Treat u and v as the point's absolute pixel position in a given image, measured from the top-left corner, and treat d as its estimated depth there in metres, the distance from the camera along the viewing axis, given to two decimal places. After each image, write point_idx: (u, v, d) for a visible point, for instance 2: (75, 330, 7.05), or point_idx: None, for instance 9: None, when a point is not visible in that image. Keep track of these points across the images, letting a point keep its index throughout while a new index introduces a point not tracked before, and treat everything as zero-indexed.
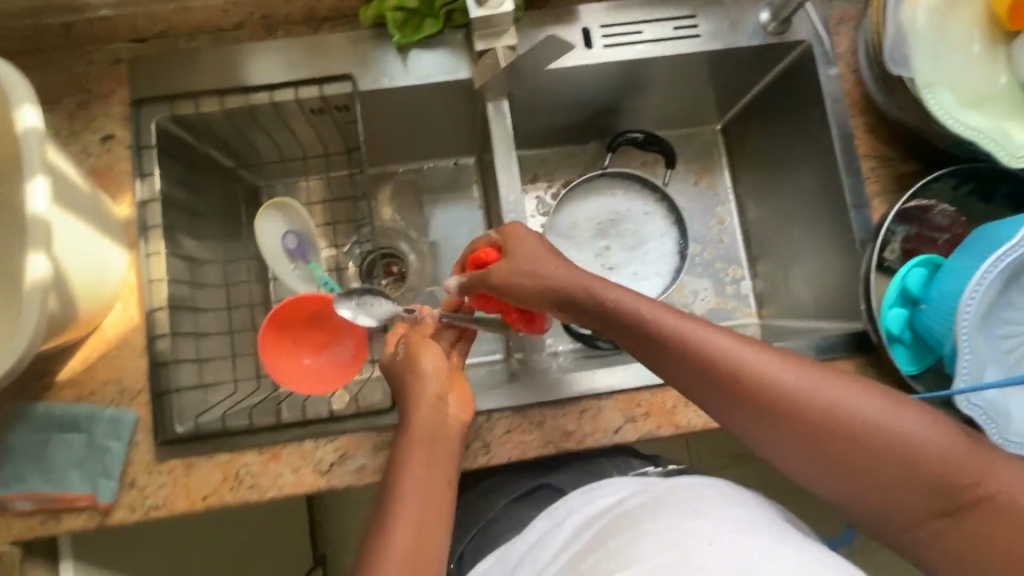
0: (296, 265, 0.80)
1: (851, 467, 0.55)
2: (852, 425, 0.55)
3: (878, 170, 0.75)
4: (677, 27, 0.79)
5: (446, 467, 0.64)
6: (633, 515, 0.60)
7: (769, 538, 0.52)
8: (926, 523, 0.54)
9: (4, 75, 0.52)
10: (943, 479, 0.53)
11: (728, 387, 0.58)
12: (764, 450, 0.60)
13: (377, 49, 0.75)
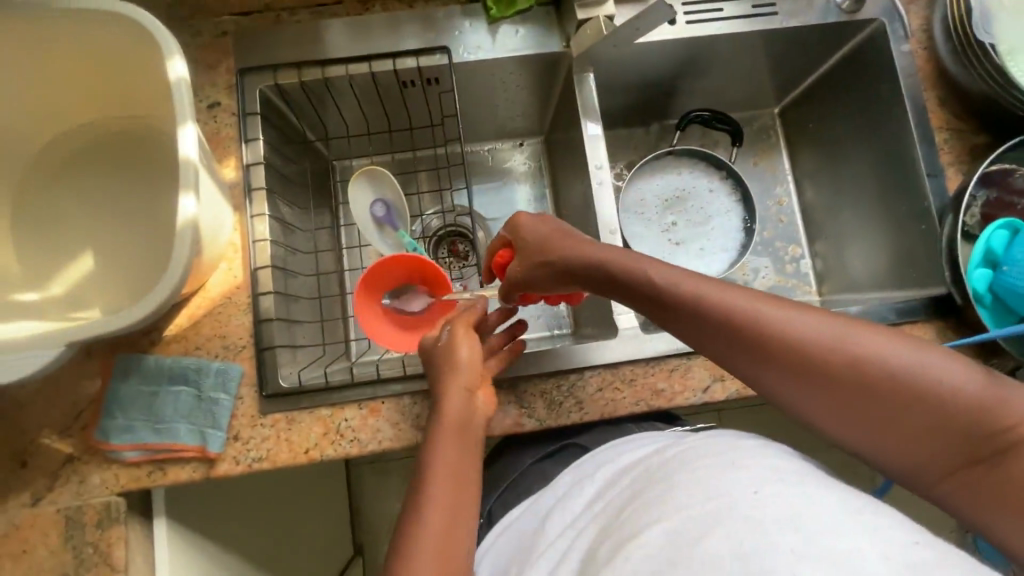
0: (385, 233, 0.83)
1: (881, 414, 0.47)
2: (882, 373, 0.47)
3: (951, 141, 0.78)
4: (755, 6, 0.83)
5: (472, 454, 0.60)
6: (667, 467, 0.54)
7: (820, 486, 0.45)
8: (962, 473, 0.46)
9: (158, 32, 0.56)
10: (979, 426, 0.45)
11: (739, 335, 0.52)
12: (780, 399, 0.53)
13: (472, 22, 0.79)
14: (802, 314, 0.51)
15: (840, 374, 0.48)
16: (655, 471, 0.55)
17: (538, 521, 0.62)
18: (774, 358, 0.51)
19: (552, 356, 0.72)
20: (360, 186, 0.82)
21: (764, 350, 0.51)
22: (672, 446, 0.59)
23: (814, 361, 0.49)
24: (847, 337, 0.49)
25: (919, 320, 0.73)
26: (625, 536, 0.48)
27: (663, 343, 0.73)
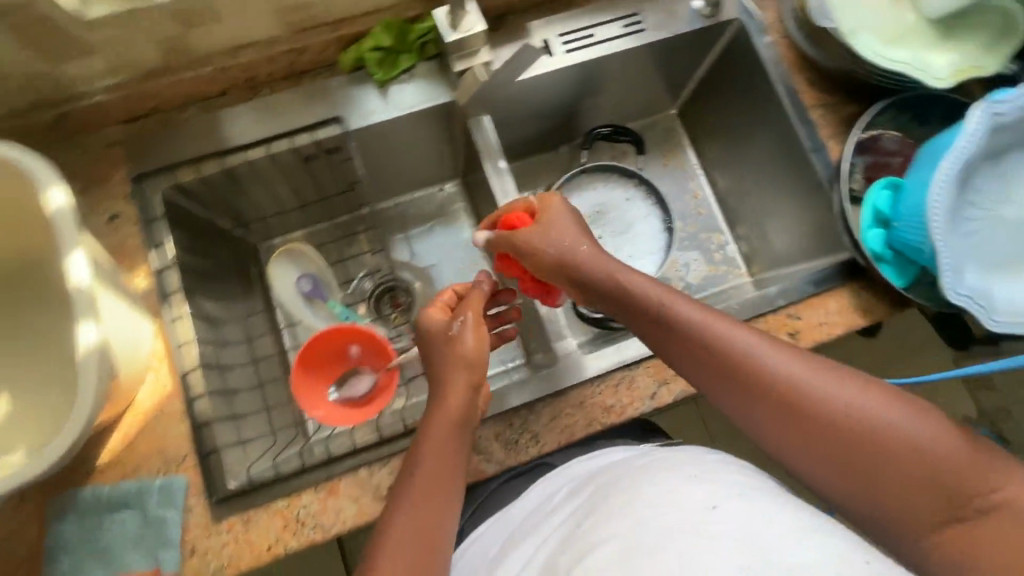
0: (316, 306, 0.83)
1: (865, 463, 0.55)
2: (872, 428, 0.55)
3: (826, 116, 0.84)
4: (626, 25, 0.87)
5: (459, 455, 0.61)
6: (625, 476, 0.58)
7: (770, 500, 0.50)
8: (941, 528, 0.53)
9: (30, 165, 0.55)
10: (953, 486, 0.53)
11: (730, 378, 0.60)
12: (761, 439, 0.61)
13: (360, 90, 0.79)
14: (790, 360, 0.59)
15: (813, 419, 0.57)
16: (618, 478, 0.58)
17: (503, 538, 0.64)
18: (760, 399, 0.59)
19: (500, 395, 0.73)
20: (284, 264, 0.82)
21: (752, 392, 0.59)
22: (636, 455, 0.64)
23: (795, 403, 0.57)
24: (827, 386, 0.57)
25: (833, 286, 0.78)
26: (584, 547, 0.52)
27: (604, 359, 0.75)
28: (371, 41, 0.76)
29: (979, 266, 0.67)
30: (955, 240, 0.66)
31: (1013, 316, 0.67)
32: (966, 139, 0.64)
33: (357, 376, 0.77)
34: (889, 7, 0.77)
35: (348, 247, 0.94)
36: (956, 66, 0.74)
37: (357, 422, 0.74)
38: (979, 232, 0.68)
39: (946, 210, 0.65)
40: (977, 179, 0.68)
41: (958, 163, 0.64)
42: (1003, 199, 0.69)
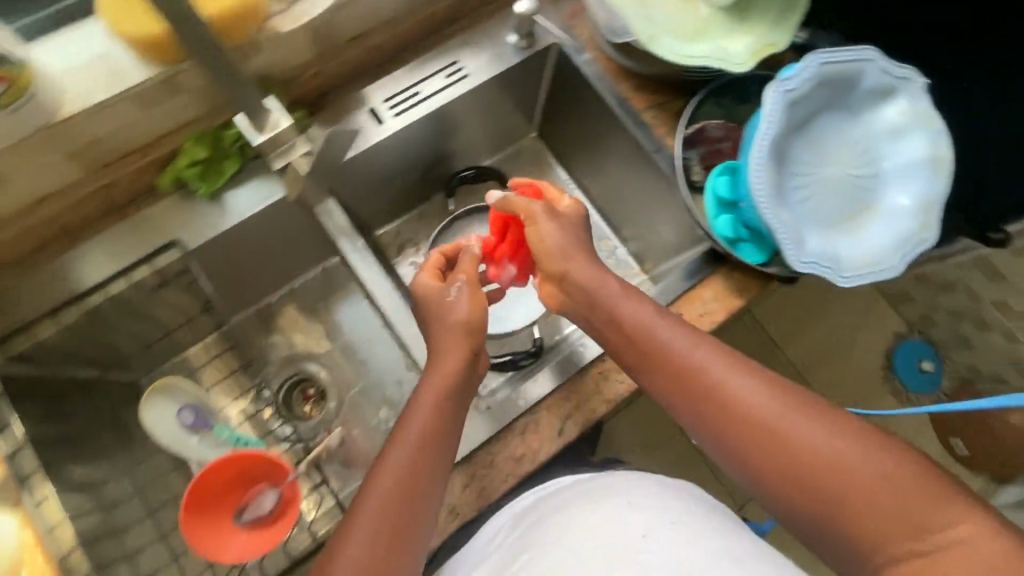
0: (201, 435, 0.78)
1: (828, 482, 0.56)
2: (840, 452, 0.57)
3: (657, 116, 0.86)
4: (447, 75, 0.86)
5: (448, 438, 0.63)
6: (572, 501, 0.61)
7: (699, 529, 0.55)
8: (900, 560, 0.52)
9: None
10: (914, 518, 0.53)
11: (700, 401, 0.64)
12: (731, 459, 0.63)
13: (189, 208, 0.76)
14: (761, 386, 0.62)
15: (777, 443, 0.59)
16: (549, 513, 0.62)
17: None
18: (729, 421, 0.62)
19: None
20: (158, 404, 0.76)
21: (721, 414, 0.63)
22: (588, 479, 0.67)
23: (759, 426, 0.61)
24: (797, 415, 0.60)
25: (705, 276, 0.80)
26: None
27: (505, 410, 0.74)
28: (184, 158, 0.73)
29: (813, 230, 0.72)
30: (787, 212, 0.70)
31: (860, 268, 0.71)
32: (770, 121, 0.68)
33: (257, 495, 0.72)
34: (682, 6, 0.79)
35: (266, 351, 0.98)
36: (754, 47, 0.77)
37: (270, 547, 0.70)
38: (807, 197, 0.73)
39: (771, 188, 0.69)
40: (793, 150, 0.73)
41: (767, 144, 0.68)
42: (819, 161, 0.74)
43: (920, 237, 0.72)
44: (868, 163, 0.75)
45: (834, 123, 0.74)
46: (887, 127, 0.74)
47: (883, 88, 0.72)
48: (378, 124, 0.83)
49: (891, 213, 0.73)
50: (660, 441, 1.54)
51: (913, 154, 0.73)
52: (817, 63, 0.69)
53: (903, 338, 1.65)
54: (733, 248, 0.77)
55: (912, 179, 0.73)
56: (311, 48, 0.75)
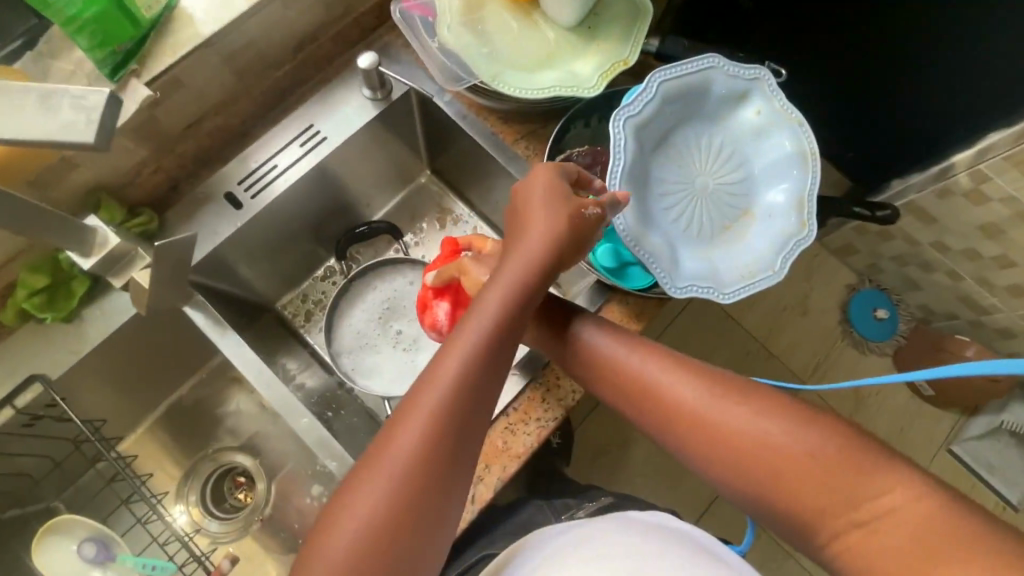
0: (106, 569, 0.74)
1: (761, 470, 0.58)
2: (769, 439, 0.58)
3: (529, 147, 0.83)
4: (302, 143, 0.82)
5: (432, 448, 0.50)
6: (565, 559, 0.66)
7: (652, 546, 0.67)
8: (844, 533, 0.55)
9: None
10: (846, 492, 0.55)
11: (644, 404, 0.65)
12: (685, 459, 0.64)
13: (45, 337, 0.72)
14: (699, 381, 0.63)
15: (720, 437, 0.60)
16: (548, 561, 0.68)
17: None
18: (673, 422, 0.63)
19: None
20: (53, 543, 0.73)
21: (665, 414, 0.63)
22: (581, 534, 0.70)
23: (701, 422, 0.61)
24: (737, 405, 0.61)
25: (601, 305, 0.78)
26: None
27: None
28: (21, 291, 0.69)
29: (690, 248, 0.70)
30: (658, 236, 0.69)
31: (745, 277, 0.69)
32: (614, 153, 0.67)
33: None
34: (524, 35, 0.76)
35: (201, 440, 0.99)
36: (604, 67, 0.75)
37: None
38: (680, 214, 0.71)
39: (632, 217, 0.68)
40: (655, 172, 0.71)
41: (618, 177, 0.68)
42: (685, 177, 0.72)
43: (805, 233, 0.68)
44: (738, 167, 0.73)
45: (694, 136, 0.72)
46: (749, 129, 0.72)
47: (733, 92, 0.70)
48: (237, 209, 0.79)
49: (770, 214, 0.71)
50: (631, 442, 1.53)
51: (780, 150, 0.70)
52: (655, 85, 0.68)
53: (858, 290, 1.59)
54: (615, 276, 0.77)
55: (785, 176, 0.70)
56: (140, 147, 0.71)
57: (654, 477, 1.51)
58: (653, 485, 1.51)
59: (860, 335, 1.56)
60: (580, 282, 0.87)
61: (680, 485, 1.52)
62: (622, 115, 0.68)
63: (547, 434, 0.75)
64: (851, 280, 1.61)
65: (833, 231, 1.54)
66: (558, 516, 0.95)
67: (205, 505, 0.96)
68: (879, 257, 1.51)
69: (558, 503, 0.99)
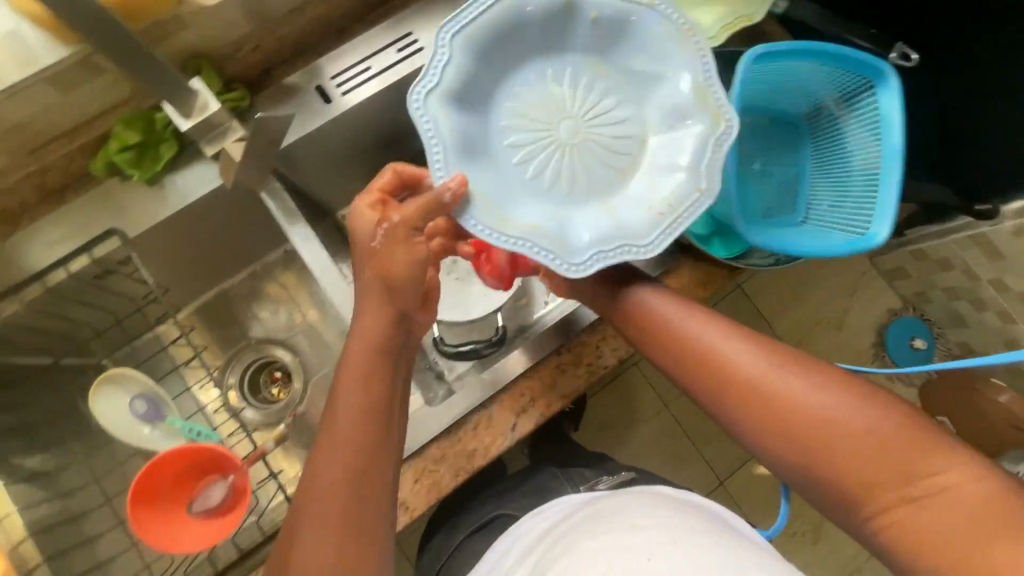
0: (155, 427, 0.77)
1: (801, 436, 0.53)
2: (809, 405, 0.54)
3: None
4: (399, 49, 0.80)
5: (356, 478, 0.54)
6: (595, 527, 0.66)
7: (687, 521, 0.65)
8: (890, 504, 0.50)
9: None
10: (896, 457, 0.51)
11: (683, 358, 0.60)
12: (722, 420, 0.59)
13: (128, 194, 0.73)
14: (749, 342, 0.58)
15: (762, 405, 0.55)
16: (578, 530, 0.67)
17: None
18: (716, 384, 0.58)
19: None
20: (107, 395, 0.76)
21: (704, 370, 0.58)
22: (614, 507, 0.69)
23: (747, 387, 0.56)
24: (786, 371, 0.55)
25: (670, 267, 0.77)
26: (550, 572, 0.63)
27: (454, 407, 0.72)
28: (115, 143, 0.69)
29: (583, 215, 0.62)
30: (536, 215, 0.60)
31: (662, 201, 0.60)
32: (428, 144, 0.57)
33: (206, 488, 0.72)
34: None
35: (240, 331, 1.00)
36: (727, 20, 0.71)
37: (222, 535, 0.70)
38: (551, 171, 0.63)
39: (489, 204, 0.58)
40: (498, 138, 0.63)
41: (443, 166, 0.58)
42: (539, 126, 0.64)
43: (720, 127, 0.60)
44: (573, 104, 0.65)
45: (533, 75, 0.65)
46: (588, 43, 0.65)
47: (542, 16, 0.62)
48: (326, 104, 0.78)
49: (668, 118, 0.62)
50: (642, 419, 1.54)
51: (632, 66, 0.64)
52: (455, 48, 0.59)
53: (897, 316, 1.56)
54: (705, 246, 0.73)
55: (644, 88, 0.64)
56: (245, 21, 0.70)
57: (658, 456, 1.53)
58: (655, 464, 1.53)
59: (892, 360, 1.53)
60: None
61: (681, 470, 1.53)
62: (426, 93, 0.58)
63: (596, 383, 0.75)
64: (894, 306, 1.57)
65: (889, 251, 1.50)
66: (566, 485, 0.93)
67: (240, 390, 0.96)
68: (929, 286, 1.47)
69: (569, 473, 0.97)
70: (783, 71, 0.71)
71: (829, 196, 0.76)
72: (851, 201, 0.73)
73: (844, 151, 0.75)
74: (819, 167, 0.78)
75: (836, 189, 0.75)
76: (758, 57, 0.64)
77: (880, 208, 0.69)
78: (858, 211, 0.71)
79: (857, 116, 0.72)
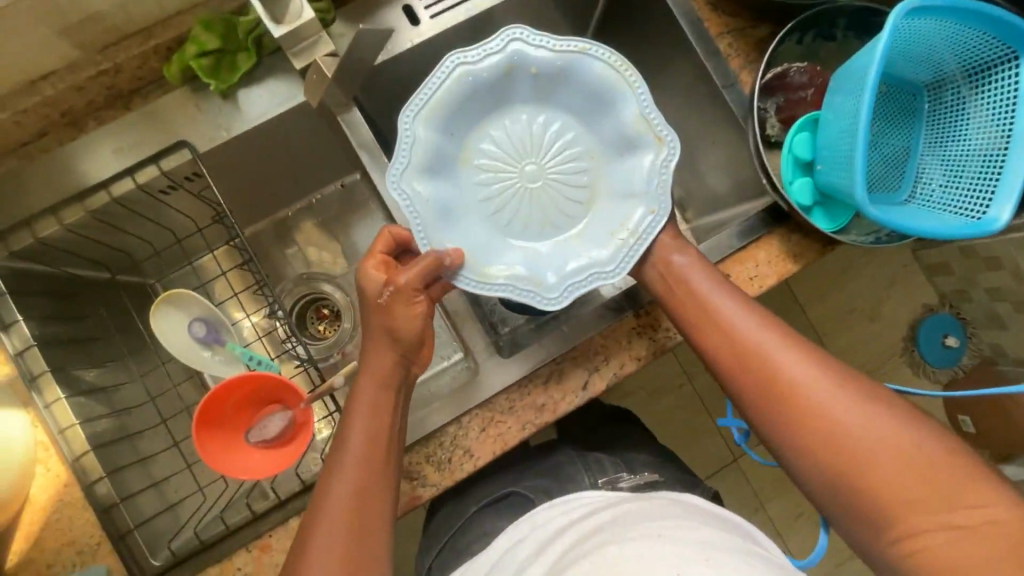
0: (215, 352, 0.75)
1: (847, 460, 0.58)
2: (856, 432, 0.59)
3: (735, 45, 0.75)
4: None
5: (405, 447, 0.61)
6: (619, 527, 0.60)
7: (722, 538, 0.58)
8: (922, 535, 0.54)
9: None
10: (936, 492, 0.55)
11: (745, 374, 0.64)
12: (768, 434, 0.64)
13: (201, 106, 0.69)
14: (814, 365, 0.62)
15: (819, 424, 0.60)
16: (599, 530, 0.62)
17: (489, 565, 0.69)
18: (777, 396, 0.62)
19: (420, 420, 0.69)
20: (168, 315, 0.73)
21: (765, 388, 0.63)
22: (638, 509, 0.63)
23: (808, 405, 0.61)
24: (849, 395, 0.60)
25: (760, 236, 0.73)
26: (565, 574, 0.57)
27: (529, 356, 0.70)
28: (194, 46, 0.64)
29: (557, 251, 0.68)
30: (520, 261, 0.66)
31: (632, 230, 0.65)
32: (410, 219, 0.63)
33: (264, 419, 0.71)
34: None
35: (291, 264, 0.96)
36: None
37: (282, 466, 0.69)
38: (523, 213, 0.69)
39: (471, 263, 0.64)
40: (471, 194, 0.69)
41: (423, 235, 0.63)
42: (507, 170, 0.70)
43: (662, 152, 0.65)
44: (541, 142, 0.70)
45: (488, 128, 0.69)
46: (528, 92, 0.69)
47: (489, 77, 0.66)
48: (414, 26, 0.73)
49: (618, 151, 0.68)
50: (663, 391, 1.53)
51: (578, 104, 0.69)
52: (419, 128, 0.64)
53: (932, 312, 1.52)
54: (806, 216, 0.70)
55: (594, 122, 0.69)
56: None
57: (676, 429, 1.53)
58: (674, 437, 1.53)
59: (921, 356, 1.50)
60: (748, 207, 0.80)
61: (698, 445, 1.53)
62: (402, 172, 0.63)
63: (673, 348, 0.72)
64: (931, 301, 1.54)
65: (937, 244, 1.45)
66: (584, 474, 0.82)
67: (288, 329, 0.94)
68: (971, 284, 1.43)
69: (588, 461, 0.85)
70: (916, 35, 0.65)
71: (939, 174, 0.71)
72: (964, 182, 0.68)
73: (962, 128, 0.70)
74: (930, 142, 0.73)
75: (948, 168, 0.70)
76: (910, 11, 0.59)
77: (1001, 187, 0.64)
78: (972, 192, 0.67)
79: (982, 92, 0.67)
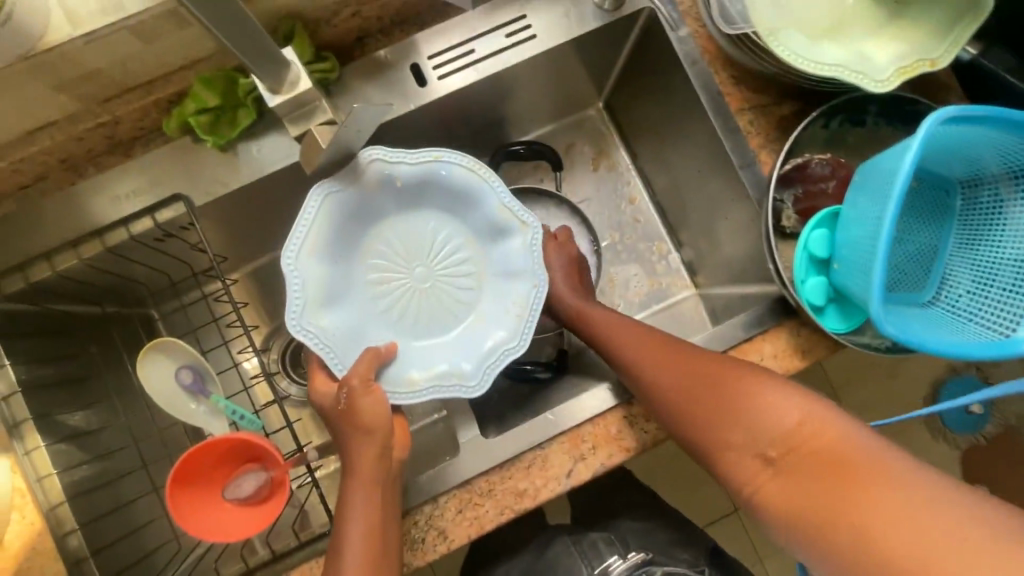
0: (199, 402, 0.74)
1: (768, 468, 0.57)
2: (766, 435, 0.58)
3: (756, 123, 0.70)
4: (508, 34, 0.72)
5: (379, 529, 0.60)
6: None
7: None
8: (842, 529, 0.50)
9: None
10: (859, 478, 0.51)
11: (680, 406, 0.64)
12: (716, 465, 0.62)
13: (200, 158, 0.68)
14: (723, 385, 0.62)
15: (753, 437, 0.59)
16: None
17: None
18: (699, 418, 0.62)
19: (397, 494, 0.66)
20: (156, 360, 0.72)
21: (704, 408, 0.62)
22: None
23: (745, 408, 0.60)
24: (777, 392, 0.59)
25: (768, 328, 0.69)
26: None
27: (514, 441, 0.67)
28: (192, 104, 0.64)
29: (459, 339, 0.72)
30: (431, 359, 0.71)
31: (522, 304, 0.71)
32: (320, 349, 0.66)
33: (240, 477, 0.69)
34: None
35: None
36: (902, 62, 0.61)
37: (255, 529, 0.68)
38: (420, 311, 0.74)
39: (393, 374, 0.68)
40: (370, 304, 0.73)
41: (332, 358, 0.67)
42: (398, 275, 0.74)
43: (528, 234, 0.71)
44: (425, 246, 0.75)
45: (373, 236, 0.73)
46: (399, 199, 0.72)
47: (361, 195, 0.69)
48: (420, 87, 0.71)
49: (491, 238, 0.73)
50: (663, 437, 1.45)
51: (445, 203, 0.73)
52: (306, 263, 0.66)
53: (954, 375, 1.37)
54: (816, 316, 0.66)
55: (462, 217, 0.73)
56: None
57: (678, 481, 1.43)
58: (673, 484, 1.42)
59: (941, 421, 1.34)
60: (760, 292, 0.76)
61: (698, 494, 1.43)
62: (300, 312, 0.66)
63: (665, 440, 0.69)
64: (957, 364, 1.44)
65: None
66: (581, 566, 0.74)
67: (283, 367, 0.90)
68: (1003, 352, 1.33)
69: (583, 547, 0.77)
70: (956, 139, 0.60)
71: (968, 279, 0.66)
72: (993, 294, 0.63)
73: (997, 235, 0.65)
74: (961, 243, 0.67)
75: (978, 274, 0.65)
76: (947, 118, 0.54)
77: None
78: (1002, 307, 0.62)
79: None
